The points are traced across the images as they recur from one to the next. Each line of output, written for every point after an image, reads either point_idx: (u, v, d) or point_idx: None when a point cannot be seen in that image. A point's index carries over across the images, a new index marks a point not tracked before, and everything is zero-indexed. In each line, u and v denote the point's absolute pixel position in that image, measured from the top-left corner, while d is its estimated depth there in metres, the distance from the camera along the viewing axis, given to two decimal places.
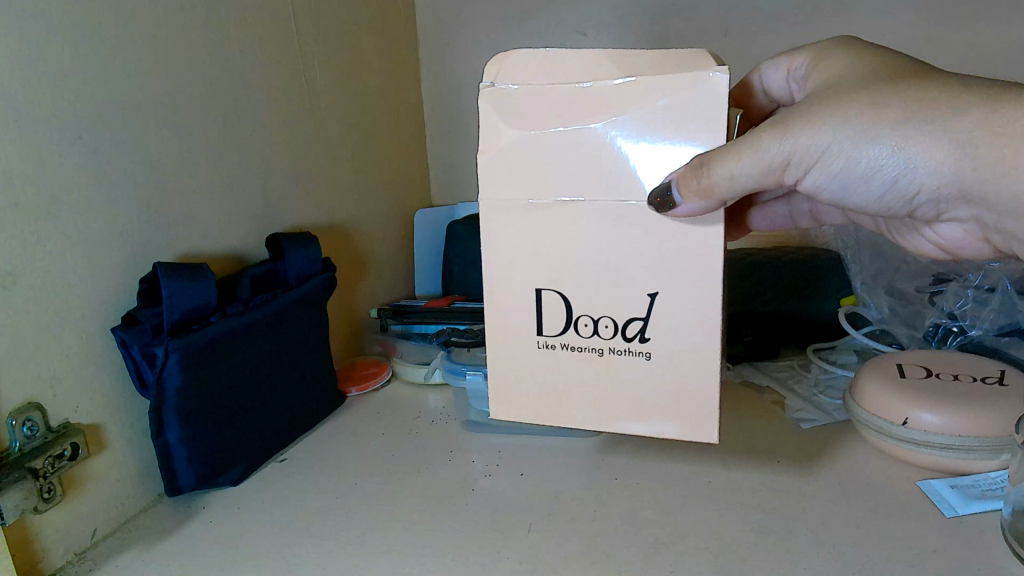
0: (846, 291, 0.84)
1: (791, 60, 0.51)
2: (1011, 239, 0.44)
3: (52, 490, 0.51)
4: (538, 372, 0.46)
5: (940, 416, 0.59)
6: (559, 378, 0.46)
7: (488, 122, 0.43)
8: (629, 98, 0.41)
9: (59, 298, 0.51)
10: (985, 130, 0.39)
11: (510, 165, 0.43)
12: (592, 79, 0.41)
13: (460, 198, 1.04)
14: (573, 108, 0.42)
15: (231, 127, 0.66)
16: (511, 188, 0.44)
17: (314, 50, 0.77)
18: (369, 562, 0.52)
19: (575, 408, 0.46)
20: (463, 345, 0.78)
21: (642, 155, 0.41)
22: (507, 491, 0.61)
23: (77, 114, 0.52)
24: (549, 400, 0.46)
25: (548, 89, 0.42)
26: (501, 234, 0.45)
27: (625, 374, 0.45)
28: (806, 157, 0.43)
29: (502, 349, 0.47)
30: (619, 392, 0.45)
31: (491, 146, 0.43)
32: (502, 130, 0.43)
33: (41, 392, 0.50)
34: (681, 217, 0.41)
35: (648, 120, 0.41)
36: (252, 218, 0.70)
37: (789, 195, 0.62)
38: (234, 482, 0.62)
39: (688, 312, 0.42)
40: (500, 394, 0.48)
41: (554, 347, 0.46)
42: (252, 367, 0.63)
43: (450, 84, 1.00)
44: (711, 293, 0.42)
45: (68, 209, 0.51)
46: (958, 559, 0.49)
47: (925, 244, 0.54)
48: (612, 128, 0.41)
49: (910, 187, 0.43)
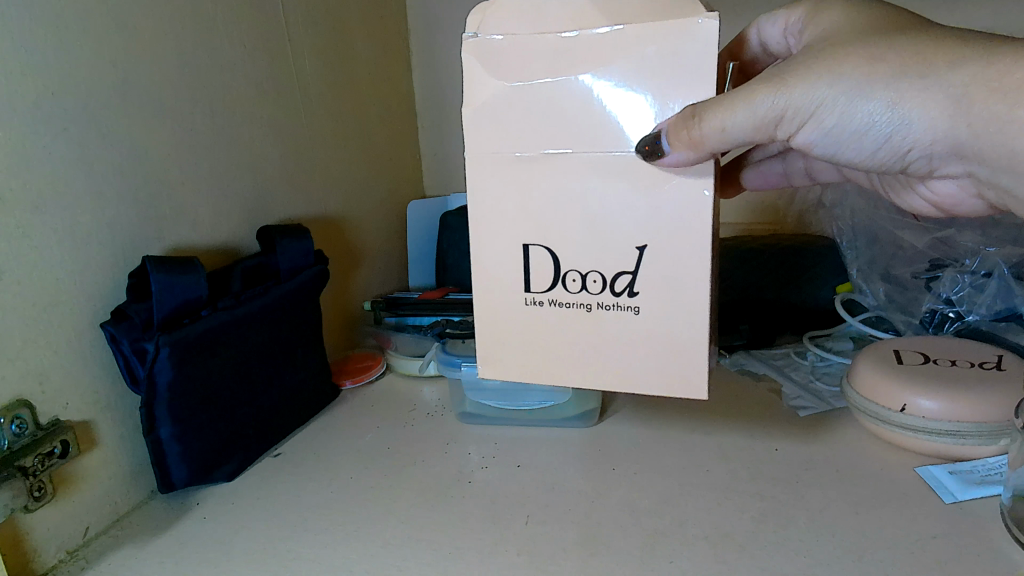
0: (841, 276, 0.84)
1: (787, 15, 0.51)
2: (1004, 196, 0.44)
3: (42, 489, 0.50)
4: (525, 332, 0.46)
5: (940, 403, 0.59)
6: (543, 337, 0.46)
7: (472, 73, 0.43)
8: (616, 49, 0.40)
9: (46, 293, 0.50)
10: (979, 84, 0.38)
11: (495, 119, 0.43)
12: (579, 28, 0.41)
13: (453, 188, 1.04)
14: (558, 58, 0.41)
15: (219, 116, 0.65)
16: (497, 140, 0.43)
17: (303, 39, 0.76)
18: (366, 556, 0.52)
19: (563, 367, 0.46)
20: (457, 336, 0.77)
21: (627, 106, 0.41)
22: (505, 482, 0.60)
23: (62, 105, 0.51)
24: (534, 359, 0.46)
25: (532, 38, 0.42)
26: (486, 193, 0.44)
27: (615, 333, 0.44)
28: (799, 112, 0.42)
29: (489, 310, 0.47)
30: (608, 353, 0.45)
31: (476, 99, 0.43)
32: (487, 82, 0.42)
33: (30, 388, 0.50)
34: (669, 167, 0.40)
35: (635, 68, 0.40)
36: (241, 210, 0.69)
37: (784, 152, 0.62)
38: (227, 477, 0.62)
39: (684, 290, 0.42)
40: (487, 353, 0.48)
41: (541, 304, 0.45)
42: (242, 360, 0.62)
43: (441, 73, 0.99)
44: (702, 246, 0.41)
45: (53, 202, 0.51)
46: (958, 545, 0.49)
47: (918, 201, 0.54)
48: (597, 79, 0.41)
49: (902, 143, 0.42)
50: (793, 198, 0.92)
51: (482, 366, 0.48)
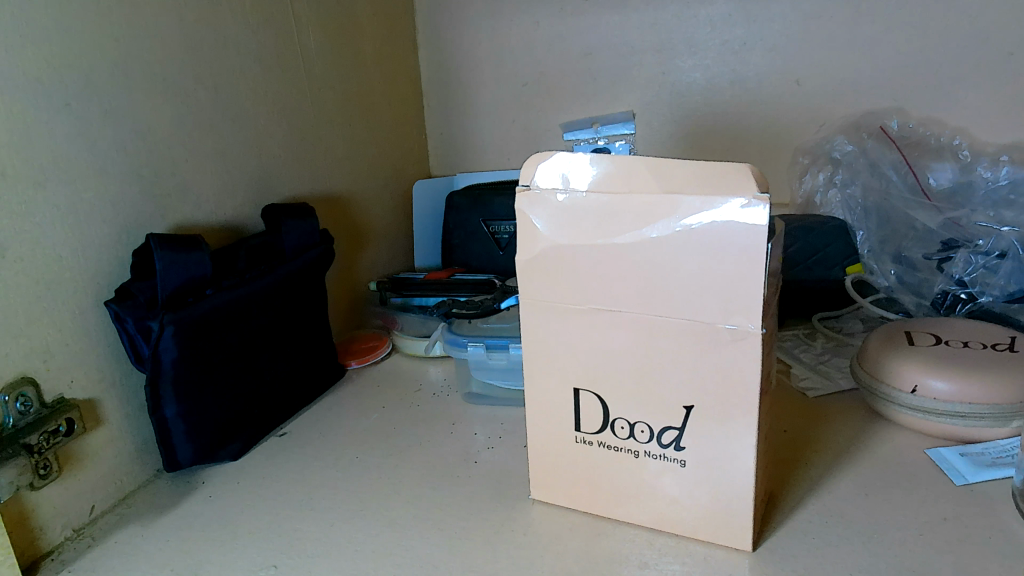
0: (852, 258, 0.82)
1: None
2: None
3: (48, 467, 0.50)
4: (574, 354, 0.48)
5: (952, 384, 0.57)
6: (594, 358, 0.48)
7: (530, 197, 0.46)
8: (660, 177, 0.42)
9: (50, 269, 0.50)
10: None
11: (556, 223, 0.46)
12: (623, 169, 0.43)
13: (459, 167, 1.03)
14: (606, 182, 0.43)
15: (223, 92, 0.65)
16: (562, 232, 0.46)
17: (307, 15, 0.75)
18: (370, 536, 0.52)
19: (614, 382, 0.48)
20: (464, 316, 0.76)
21: (667, 203, 0.41)
22: (510, 461, 0.60)
23: (63, 80, 0.50)
24: (588, 377, 0.48)
25: (583, 175, 0.44)
26: (554, 245, 0.46)
27: (656, 353, 0.45)
28: None
29: (542, 329, 0.49)
30: (651, 371, 0.46)
31: (534, 214, 0.46)
32: (538, 200, 0.46)
33: (34, 366, 0.49)
34: None
35: (675, 178, 0.41)
36: (247, 189, 0.69)
37: None
38: (233, 456, 0.61)
39: (711, 293, 0.42)
40: (535, 366, 0.50)
41: (595, 326, 0.47)
42: (246, 337, 0.62)
43: (448, 52, 0.98)
44: (737, 281, 0.41)
45: (56, 178, 0.50)
46: (969, 527, 0.49)
47: None
48: (638, 188, 0.42)
49: None
50: (803, 178, 0.91)
51: (530, 376, 0.51)
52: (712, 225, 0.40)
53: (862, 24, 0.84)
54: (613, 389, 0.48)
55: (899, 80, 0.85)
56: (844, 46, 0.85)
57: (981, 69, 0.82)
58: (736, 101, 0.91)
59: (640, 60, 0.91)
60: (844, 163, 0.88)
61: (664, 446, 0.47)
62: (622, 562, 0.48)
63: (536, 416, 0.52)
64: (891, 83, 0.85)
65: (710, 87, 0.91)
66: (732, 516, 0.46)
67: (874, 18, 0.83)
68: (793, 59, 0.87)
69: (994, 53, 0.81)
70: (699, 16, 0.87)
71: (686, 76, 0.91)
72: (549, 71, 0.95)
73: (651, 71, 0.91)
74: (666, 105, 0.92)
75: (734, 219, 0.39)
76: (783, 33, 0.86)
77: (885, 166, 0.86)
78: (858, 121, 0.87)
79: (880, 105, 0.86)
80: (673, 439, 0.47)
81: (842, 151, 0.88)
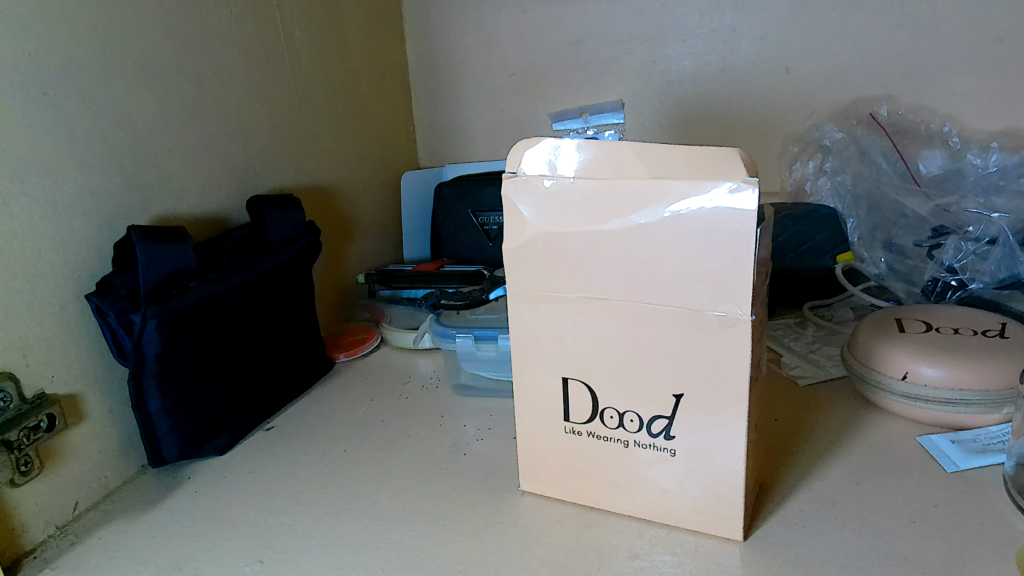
0: (841, 246, 0.83)
1: None
2: None
3: (29, 463, 0.49)
4: (561, 344, 0.48)
5: (941, 369, 0.57)
6: (584, 348, 0.47)
7: (516, 182, 0.45)
8: (646, 162, 0.41)
9: (29, 262, 0.49)
10: None
11: (543, 209, 0.45)
12: (610, 154, 0.42)
13: (447, 158, 1.02)
14: (592, 167, 0.43)
15: (205, 81, 0.64)
16: (550, 218, 0.45)
17: (292, 4, 0.74)
18: (357, 530, 0.51)
19: (603, 373, 0.47)
20: (452, 307, 0.75)
21: (655, 189, 0.41)
22: (499, 453, 0.60)
23: (40, 68, 0.49)
24: (578, 367, 0.48)
25: (569, 160, 0.43)
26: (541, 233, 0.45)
27: (644, 341, 0.45)
28: None
29: (529, 320, 0.48)
30: (640, 361, 0.45)
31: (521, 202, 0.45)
32: (526, 187, 0.45)
33: (14, 361, 0.49)
34: None
35: (663, 163, 0.41)
36: (231, 181, 0.68)
37: None
38: (219, 451, 0.61)
39: (699, 281, 0.41)
40: (522, 357, 0.50)
41: (584, 314, 0.46)
42: (231, 330, 0.61)
43: (435, 42, 0.97)
44: (728, 270, 0.40)
45: (35, 170, 0.49)
46: (960, 513, 0.49)
47: None
48: (626, 174, 0.42)
49: None
50: (792, 166, 0.91)
51: (518, 367, 0.50)
52: (701, 211, 0.40)
53: (852, 11, 0.83)
54: (600, 379, 0.47)
55: (888, 67, 0.84)
56: (834, 34, 0.84)
57: (972, 56, 0.82)
58: (725, 90, 0.90)
59: (629, 49, 0.90)
60: (833, 150, 0.88)
61: (653, 435, 0.47)
62: (611, 552, 0.47)
63: (524, 406, 0.51)
64: (881, 70, 0.85)
65: (700, 76, 0.90)
66: (722, 506, 0.46)
67: (864, 5, 0.83)
68: (783, 47, 0.86)
69: (984, 38, 0.81)
70: (688, 4, 0.87)
71: (675, 65, 0.90)
72: (537, 60, 0.94)
73: (640, 59, 0.90)
74: (656, 94, 0.92)
75: (722, 203, 0.39)
76: (773, 21, 0.85)
77: (875, 153, 0.87)
78: (847, 108, 0.87)
79: (870, 92, 0.86)
80: (663, 428, 0.46)
81: (832, 138, 0.88)
